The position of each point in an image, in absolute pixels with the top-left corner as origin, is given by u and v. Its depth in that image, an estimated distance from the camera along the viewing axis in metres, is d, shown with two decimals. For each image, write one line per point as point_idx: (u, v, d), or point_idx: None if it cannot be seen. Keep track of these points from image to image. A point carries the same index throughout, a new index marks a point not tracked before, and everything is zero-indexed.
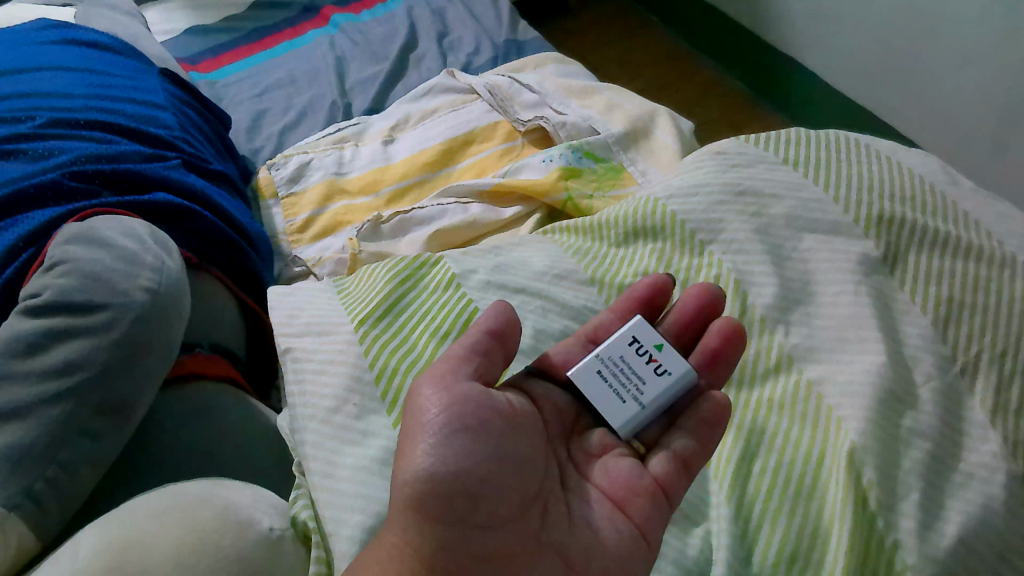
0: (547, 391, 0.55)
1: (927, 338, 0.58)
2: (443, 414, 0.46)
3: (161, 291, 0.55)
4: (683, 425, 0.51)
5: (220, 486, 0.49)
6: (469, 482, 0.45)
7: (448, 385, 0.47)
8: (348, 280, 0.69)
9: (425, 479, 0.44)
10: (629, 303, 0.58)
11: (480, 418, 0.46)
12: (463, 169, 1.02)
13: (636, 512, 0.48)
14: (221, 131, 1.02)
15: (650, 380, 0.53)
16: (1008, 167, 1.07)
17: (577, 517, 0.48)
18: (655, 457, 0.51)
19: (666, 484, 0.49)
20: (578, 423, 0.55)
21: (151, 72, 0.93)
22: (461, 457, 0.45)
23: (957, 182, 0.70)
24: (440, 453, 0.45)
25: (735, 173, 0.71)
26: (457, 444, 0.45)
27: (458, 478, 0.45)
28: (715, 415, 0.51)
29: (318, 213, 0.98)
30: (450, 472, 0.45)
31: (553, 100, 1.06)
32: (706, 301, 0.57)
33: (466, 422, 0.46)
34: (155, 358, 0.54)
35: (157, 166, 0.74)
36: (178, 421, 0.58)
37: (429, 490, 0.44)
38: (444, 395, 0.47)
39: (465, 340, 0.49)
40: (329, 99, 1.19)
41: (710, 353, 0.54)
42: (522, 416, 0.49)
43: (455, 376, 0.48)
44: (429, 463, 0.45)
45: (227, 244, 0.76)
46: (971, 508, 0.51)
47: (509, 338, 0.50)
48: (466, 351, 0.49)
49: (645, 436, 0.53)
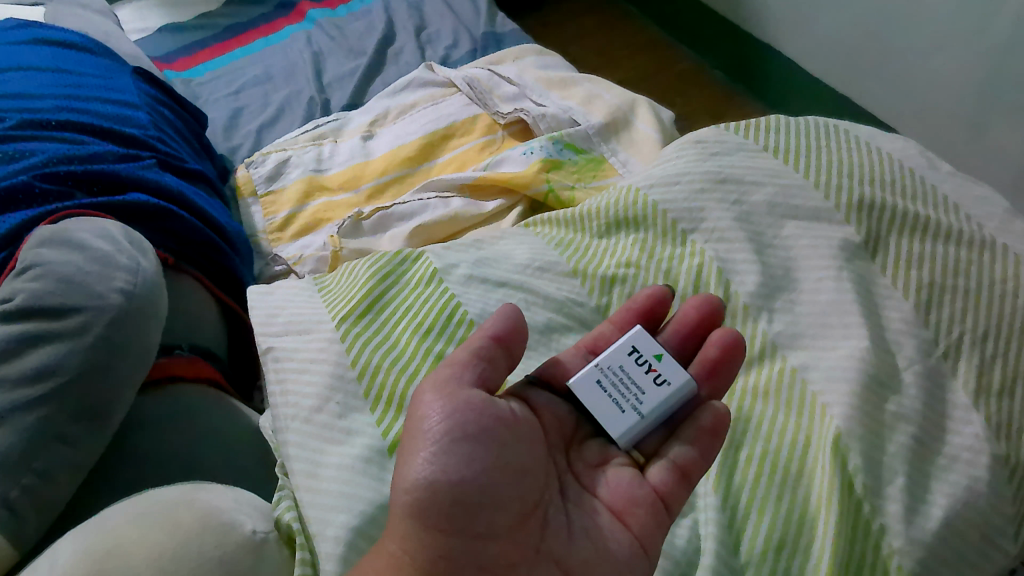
0: (548, 400, 0.54)
1: (910, 322, 0.58)
2: (446, 421, 0.45)
3: (136, 292, 0.54)
4: (681, 435, 0.51)
5: (202, 488, 0.48)
6: (471, 491, 0.44)
7: (449, 391, 0.47)
8: (329, 277, 0.68)
9: (425, 489, 0.44)
10: (629, 313, 0.57)
11: (482, 427, 0.46)
12: (444, 164, 1.01)
13: (636, 523, 0.48)
14: (198, 130, 1.00)
15: (648, 390, 0.52)
16: (985, 152, 1.07)
17: (577, 527, 0.48)
18: (655, 468, 0.50)
19: (667, 495, 0.49)
20: (577, 432, 0.54)
21: (124, 71, 0.91)
22: (462, 465, 0.44)
23: (936, 166, 0.70)
24: (441, 462, 0.44)
25: (716, 161, 0.71)
26: (459, 451, 0.45)
27: (459, 487, 0.44)
28: (714, 426, 0.50)
29: (297, 210, 0.97)
30: (450, 481, 0.44)
31: (532, 92, 1.06)
32: (706, 312, 0.57)
33: (468, 431, 0.45)
34: (134, 360, 0.52)
35: (131, 166, 0.73)
36: (158, 423, 0.57)
37: (429, 500, 0.44)
38: (446, 403, 0.46)
39: (467, 345, 0.49)
40: (306, 95, 1.18)
41: (709, 364, 0.54)
42: (523, 424, 0.49)
43: (457, 382, 0.47)
44: (430, 470, 0.44)
45: (204, 243, 0.74)
46: (955, 490, 0.51)
47: (514, 345, 0.50)
48: (469, 357, 0.48)
49: (644, 446, 0.53)
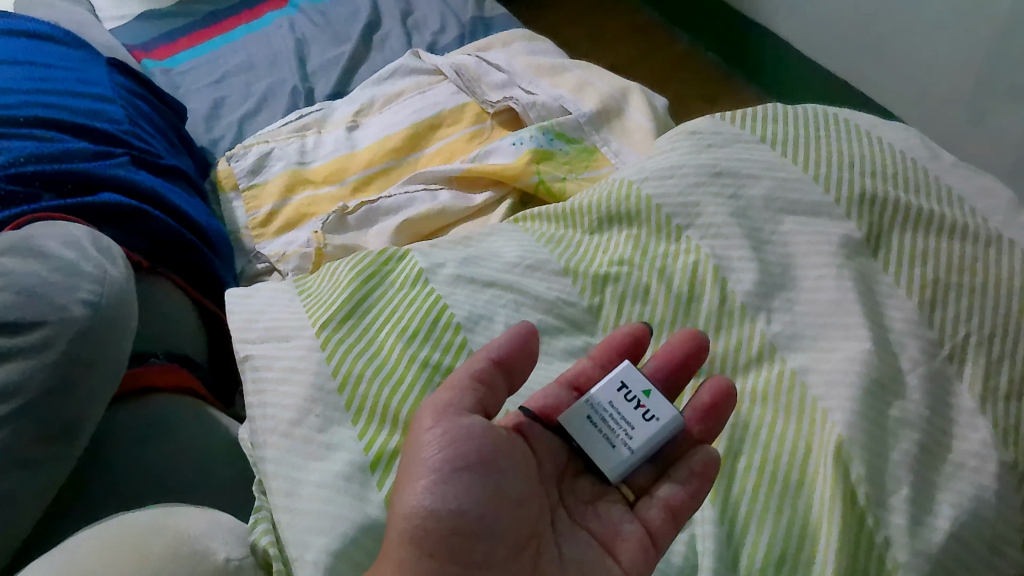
0: (541, 432, 0.51)
1: (914, 322, 0.56)
2: (446, 450, 0.44)
3: (105, 302, 0.51)
4: (672, 475, 0.49)
5: (174, 512, 0.46)
6: (470, 521, 0.43)
7: (451, 417, 0.46)
8: (311, 278, 0.66)
9: (423, 517, 0.43)
10: (611, 350, 0.54)
11: (483, 456, 0.45)
12: (432, 155, 0.98)
13: (626, 557, 0.46)
14: (177, 124, 0.97)
15: (638, 427, 0.50)
16: (984, 137, 1.05)
17: (568, 559, 0.47)
18: (647, 505, 0.48)
19: (656, 533, 0.47)
20: (569, 466, 0.52)
21: (98, 63, 0.88)
22: (461, 495, 0.43)
23: (939, 156, 0.67)
24: (440, 490, 0.43)
25: (711, 153, 0.68)
26: (461, 480, 0.44)
27: (458, 518, 0.43)
28: (704, 469, 0.48)
29: (281, 206, 0.94)
30: (449, 510, 0.43)
31: (522, 79, 1.03)
32: (691, 347, 0.54)
33: (468, 460, 0.44)
34: (101, 377, 0.50)
35: (103, 164, 0.70)
36: (131, 438, 0.55)
37: (427, 528, 0.43)
38: (447, 430, 0.45)
39: (468, 365, 0.48)
40: (290, 84, 1.14)
41: (702, 407, 0.51)
42: (522, 454, 0.48)
43: (457, 411, 0.46)
44: (429, 499, 0.43)
45: (181, 244, 0.72)
46: (961, 500, 0.49)
47: (517, 372, 0.49)
48: (470, 382, 0.47)
49: (633, 481, 0.51)
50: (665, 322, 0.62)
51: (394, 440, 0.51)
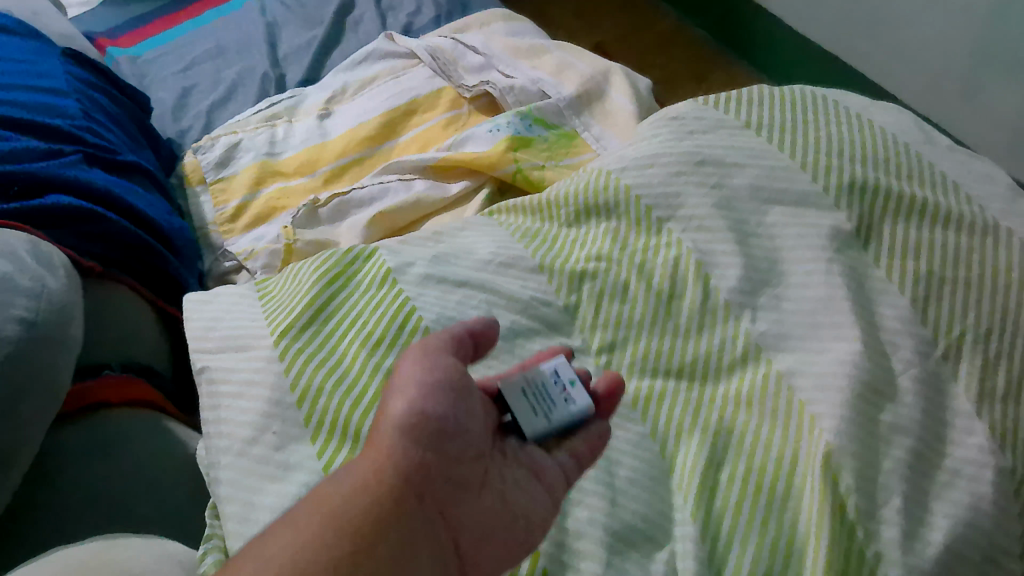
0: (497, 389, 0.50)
1: (907, 319, 0.53)
2: (433, 369, 0.44)
3: (41, 320, 0.47)
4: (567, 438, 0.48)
5: (118, 545, 0.43)
6: (449, 429, 0.43)
7: (438, 348, 0.46)
8: (273, 281, 0.62)
9: (407, 416, 0.42)
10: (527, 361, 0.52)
11: (463, 382, 0.45)
12: (407, 143, 0.94)
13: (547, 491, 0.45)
14: (140, 116, 0.93)
15: (558, 409, 0.47)
16: (979, 114, 1.01)
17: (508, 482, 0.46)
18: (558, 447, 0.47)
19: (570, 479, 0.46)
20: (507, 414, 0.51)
21: (52, 53, 0.84)
22: (441, 404, 0.43)
23: (934, 141, 0.64)
24: (425, 396, 0.43)
25: (693, 140, 0.65)
26: (443, 393, 0.44)
27: (438, 424, 0.43)
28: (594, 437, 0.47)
29: (249, 199, 0.90)
30: (430, 413, 0.43)
31: (500, 61, 0.98)
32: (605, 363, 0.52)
33: (452, 381, 0.44)
34: (39, 400, 0.46)
35: (52, 163, 0.66)
36: (80, 459, 0.52)
37: (410, 426, 0.42)
38: (435, 355, 0.45)
39: (446, 332, 0.47)
40: (260, 70, 1.10)
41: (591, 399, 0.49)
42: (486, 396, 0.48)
43: (440, 348, 0.46)
44: (413, 403, 0.43)
45: (138, 246, 0.68)
46: (957, 510, 0.46)
47: (486, 343, 0.49)
48: (452, 334, 0.47)
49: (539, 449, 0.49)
50: (647, 320, 0.58)
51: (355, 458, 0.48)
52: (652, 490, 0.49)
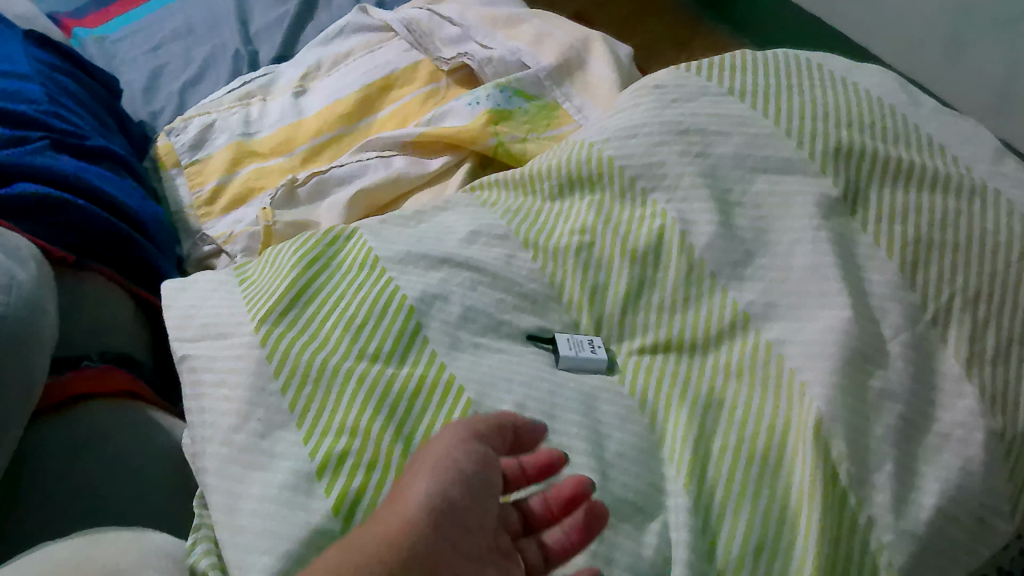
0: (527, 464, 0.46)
1: (895, 284, 0.52)
2: (460, 463, 0.42)
3: (9, 316, 0.46)
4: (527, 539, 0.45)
5: (102, 540, 0.42)
6: (452, 519, 0.41)
7: (466, 440, 0.43)
8: (252, 265, 0.61)
9: (417, 512, 0.40)
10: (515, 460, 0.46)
11: (479, 476, 0.43)
12: (385, 119, 0.92)
13: None
14: (110, 99, 0.91)
15: (589, 353, 0.55)
16: (962, 73, 1.01)
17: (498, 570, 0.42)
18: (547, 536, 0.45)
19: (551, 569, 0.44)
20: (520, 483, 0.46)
21: (12, 36, 0.81)
22: (451, 499, 0.41)
23: (919, 102, 0.63)
24: (439, 493, 0.41)
25: (676, 108, 0.64)
26: (459, 483, 0.42)
27: (445, 513, 0.41)
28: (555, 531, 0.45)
29: (226, 181, 0.88)
30: (437, 508, 0.41)
31: (477, 33, 0.96)
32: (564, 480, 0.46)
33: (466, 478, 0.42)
34: (12, 396, 0.45)
35: (17, 152, 0.64)
36: (61, 454, 0.50)
37: (415, 521, 0.40)
38: (462, 449, 0.43)
39: (490, 421, 0.45)
40: (231, 48, 1.07)
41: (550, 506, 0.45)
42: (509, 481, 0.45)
43: (472, 441, 0.43)
44: (427, 496, 0.41)
45: (111, 234, 0.66)
46: (947, 474, 0.47)
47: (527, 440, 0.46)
48: (490, 425, 0.45)
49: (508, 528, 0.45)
50: (633, 290, 0.58)
51: (341, 442, 0.47)
52: (642, 462, 0.49)
